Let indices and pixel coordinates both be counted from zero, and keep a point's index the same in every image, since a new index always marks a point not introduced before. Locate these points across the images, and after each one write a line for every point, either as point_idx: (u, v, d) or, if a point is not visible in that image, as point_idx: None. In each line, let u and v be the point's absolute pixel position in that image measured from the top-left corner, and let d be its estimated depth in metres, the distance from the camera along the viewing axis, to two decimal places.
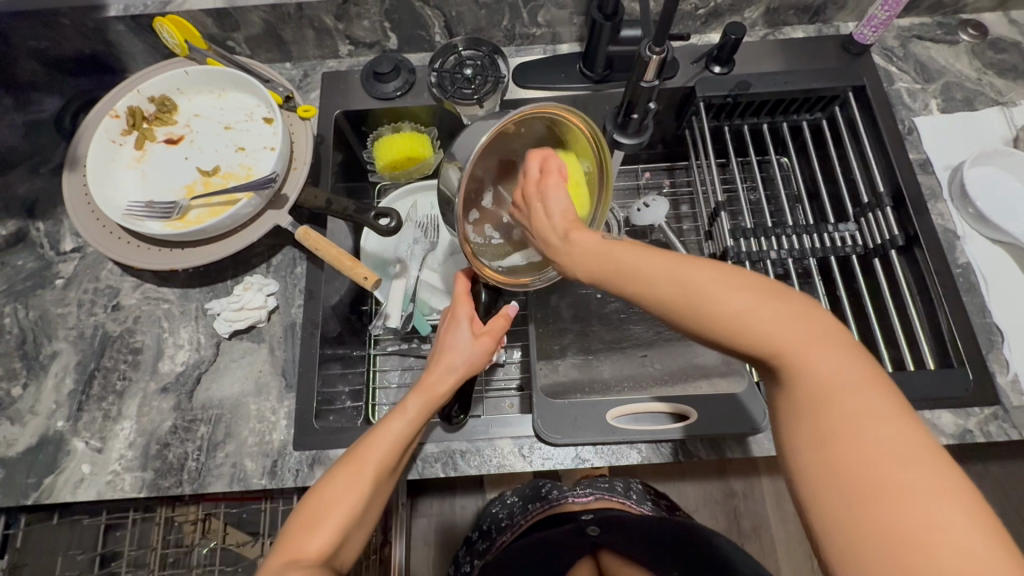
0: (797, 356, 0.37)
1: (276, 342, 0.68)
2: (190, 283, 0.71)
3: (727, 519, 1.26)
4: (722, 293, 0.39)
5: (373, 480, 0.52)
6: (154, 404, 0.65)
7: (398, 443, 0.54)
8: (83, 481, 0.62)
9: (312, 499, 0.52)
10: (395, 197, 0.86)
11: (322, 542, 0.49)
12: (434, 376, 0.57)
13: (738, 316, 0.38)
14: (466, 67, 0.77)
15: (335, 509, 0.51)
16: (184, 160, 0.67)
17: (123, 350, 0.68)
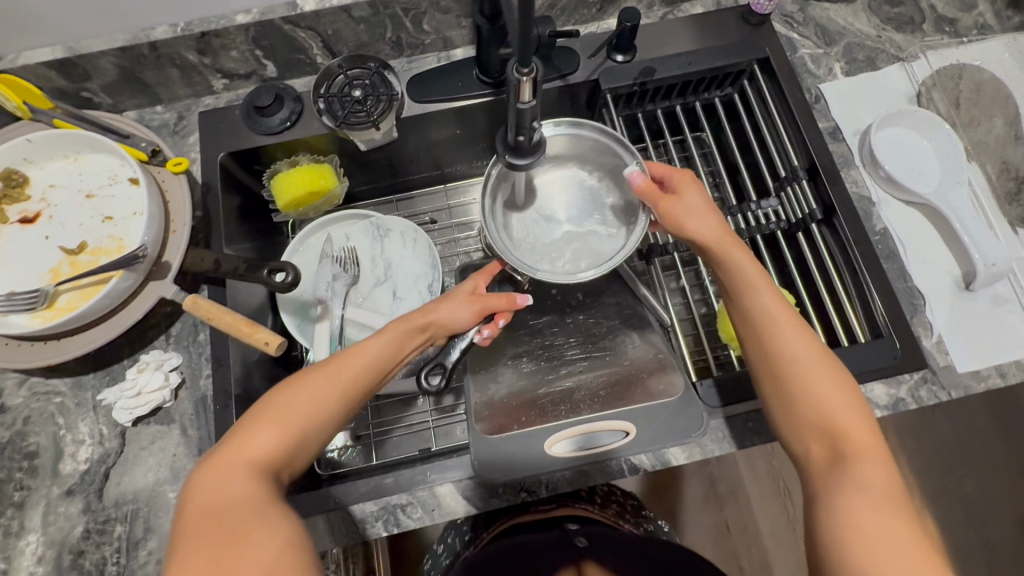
0: (844, 429, 0.49)
1: (188, 421, 0.63)
2: (81, 370, 0.64)
3: (702, 486, 1.29)
4: (824, 376, 0.51)
5: (337, 390, 0.51)
6: (60, 510, 0.60)
7: (372, 362, 0.54)
8: None
9: (276, 402, 0.49)
10: (308, 233, 0.82)
11: (272, 443, 0.47)
12: (422, 310, 0.60)
13: (814, 393, 0.50)
14: (356, 88, 0.71)
15: (286, 412, 0.48)
16: (45, 240, 0.59)
17: (16, 456, 0.61)
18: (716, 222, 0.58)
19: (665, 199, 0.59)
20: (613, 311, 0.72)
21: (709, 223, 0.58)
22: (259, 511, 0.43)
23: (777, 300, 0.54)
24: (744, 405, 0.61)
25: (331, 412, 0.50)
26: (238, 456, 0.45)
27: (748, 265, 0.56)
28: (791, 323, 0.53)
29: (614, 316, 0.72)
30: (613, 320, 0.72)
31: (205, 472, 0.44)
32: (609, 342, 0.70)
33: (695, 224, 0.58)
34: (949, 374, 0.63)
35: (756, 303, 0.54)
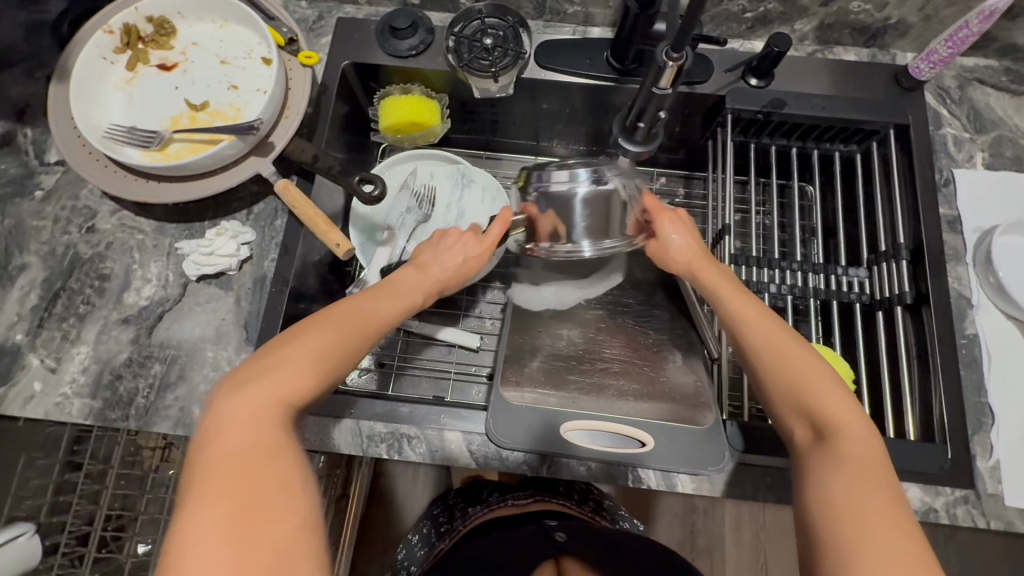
0: (820, 408, 0.49)
1: (244, 293, 0.66)
2: (166, 217, 0.69)
3: (685, 533, 1.25)
4: (791, 359, 0.51)
5: (343, 350, 0.50)
6: (113, 334, 0.65)
7: (387, 320, 0.54)
8: (33, 398, 0.62)
9: (279, 355, 0.47)
10: (395, 161, 0.84)
11: (293, 384, 0.46)
12: (429, 264, 0.61)
13: (793, 373, 0.50)
14: (488, 37, 0.73)
15: (297, 361, 0.47)
16: (174, 89, 0.64)
17: (91, 274, 0.67)
18: (694, 242, 0.61)
19: (658, 213, 0.61)
20: (664, 326, 0.71)
21: (688, 241, 0.61)
22: (285, 461, 0.42)
23: (743, 297, 0.56)
24: (768, 458, 0.58)
25: (328, 375, 0.49)
26: (266, 399, 0.44)
27: (723, 280, 0.58)
28: (759, 313, 0.54)
29: (664, 331, 0.71)
30: (663, 335, 0.70)
31: (236, 407, 0.44)
32: (651, 354, 0.69)
33: (666, 229, 0.61)
34: (994, 503, 0.59)
35: (733, 300, 0.56)
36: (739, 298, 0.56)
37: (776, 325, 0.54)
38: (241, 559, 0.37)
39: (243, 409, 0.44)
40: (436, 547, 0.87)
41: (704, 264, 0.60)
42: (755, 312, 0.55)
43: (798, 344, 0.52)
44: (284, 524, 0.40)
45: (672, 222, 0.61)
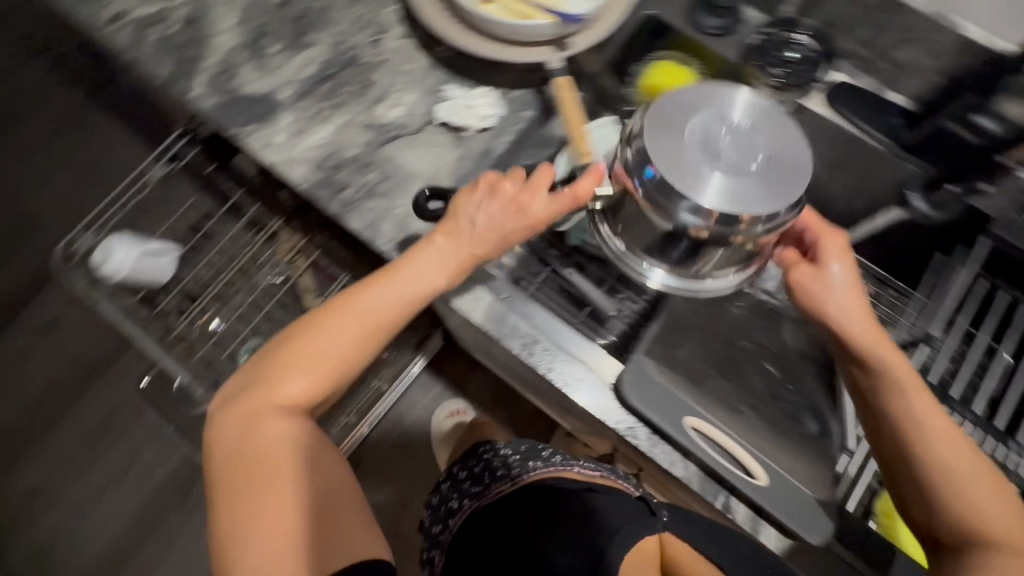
0: (980, 515, 0.52)
1: (468, 155, 0.71)
2: (439, 62, 0.75)
3: None
4: (953, 461, 0.53)
5: (357, 343, 0.60)
6: (353, 131, 0.72)
7: (399, 302, 0.60)
8: (272, 146, 0.71)
9: (259, 412, 0.60)
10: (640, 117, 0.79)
11: (298, 388, 0.60)
12: (463, 230, 0.60)
13: (953, 474, 0.53)
14: (792, 54, 0.74)
15: (293, 377, 0.60)
16: None
17: (360, 75, 0.74)
18: (873, 319, 0.57)
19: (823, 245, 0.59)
20: (809, 393, 0.68)
21: (850, 300, 0.57)
22: (282, 466, 0.59)
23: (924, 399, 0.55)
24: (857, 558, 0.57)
25: (351, 344, 0.60)
26: (301, 368, 0.60)
27: (851, 299, 0.58)
28: (918, 401, 0.55)
29: (806, 397, 0.68)
30: (800, 399, 0.68)
31: (231, 428, 0.60)
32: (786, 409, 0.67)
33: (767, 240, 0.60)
34: None
35: (909, 399, 0.55)
36: (907, 387, 0.55)
37: (952, 435, 0.54)
38: (275, 539, 0.55)
39: (234, 439, 0.60)
40: (489, 488, 0.82)
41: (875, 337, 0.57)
42: (900, 364, 0.56)
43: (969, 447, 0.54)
44: (295, 505, 0.57)
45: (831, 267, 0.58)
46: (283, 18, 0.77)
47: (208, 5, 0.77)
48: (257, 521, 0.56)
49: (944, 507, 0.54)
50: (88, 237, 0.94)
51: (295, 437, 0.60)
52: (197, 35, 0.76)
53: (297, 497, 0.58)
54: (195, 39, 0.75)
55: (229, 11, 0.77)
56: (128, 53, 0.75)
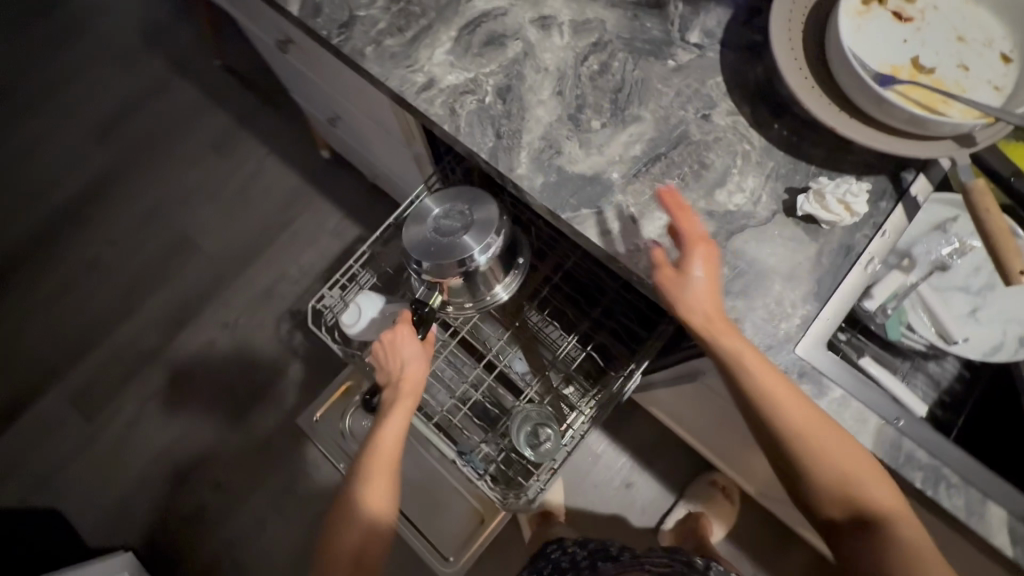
0: (859, 481, 0.57)
1: (828, 250, 0.64)
2: (778, 143, 0.69)
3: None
4: (846, 461, 0.57)
5: (341, 537, 0.77)
6: (695, 219, 0.66)
7: (370, 471, 0.79)
8: (609, 234, 0.66)
9: (336, 528, 0.78)
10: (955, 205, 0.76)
11: (344, 539, 0.76)
12: (407, 398, 0.82)
13: (850, 476, 0.57)
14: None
15: (341, 550, 0.76)
16: (902, 41, 0.61)
17: (693, 156, 0.69)
18: (709, 304, 0.60)
19: (716, 324, 0.59)
20: None
21: (704, 304, 0.60)
22: (343, 561, 0.76)
23: (792, 397, 0.57)
24: None
25: (352, 508, 0.78)
26: (356, 504, 0.78)
27: (742, 342, 0.58)
28: (800, 406, 0.57)
29: None
30: None
31: (337, 564, 0.75)
32: None
33: (692, 267, 0.60)
34: None
35: (787, 414, 0.57)
36: (813, 419, 0.57)
37: (801, 407, 0.57)
38: None
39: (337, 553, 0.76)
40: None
41: (779, 397, 0.57)
42: (776, 381, 0.58)
43: (815, 413, 0.57)
44: None
45: (728, 336, 0.59)
46: (601, 89, 0.72)
47: (520, 73, 0.73)
48: None
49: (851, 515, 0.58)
50: (332, 292, 0.95)
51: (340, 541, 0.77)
52: (515, 107, 0.72)
53: None
54: (512, 112, 0.72)
55: (544, 81, 0.73)
56: (444, 126, 0.72)
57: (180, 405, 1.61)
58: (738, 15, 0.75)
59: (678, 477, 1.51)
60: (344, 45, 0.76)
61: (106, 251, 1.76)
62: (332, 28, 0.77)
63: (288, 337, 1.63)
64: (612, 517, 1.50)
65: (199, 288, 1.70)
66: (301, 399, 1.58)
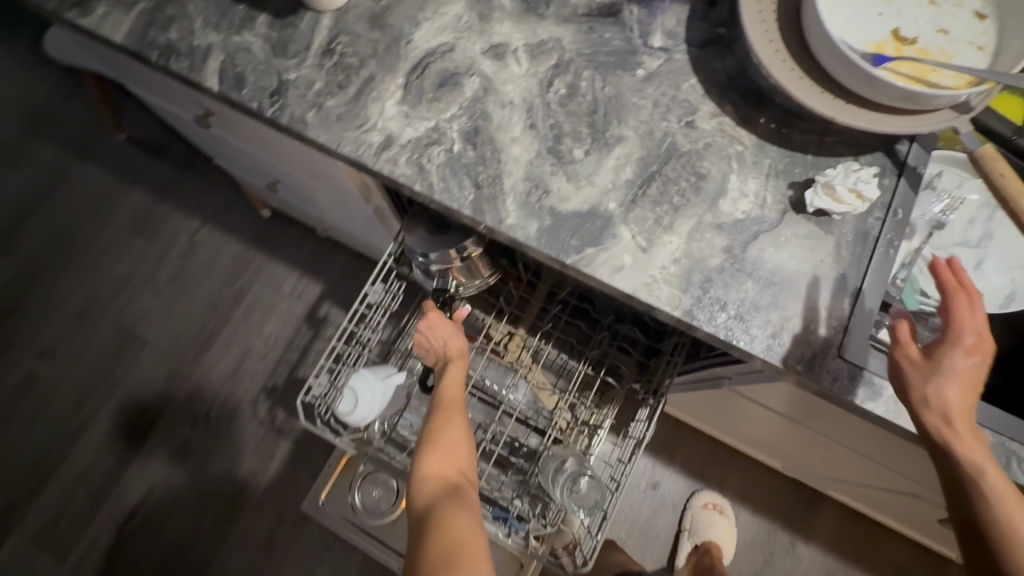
0: None
1: (845, 240, 0.62)
2: (769, 137, 0.66)
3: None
4: None
5: (435, 436, 0.74)
6: (707, 235, 0.62)
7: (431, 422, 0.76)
8: (622, 270, 0.61)
9: (436, 431, 0.75)
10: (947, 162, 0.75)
11: (431, 460, 0.72)
12: (456, 374, 0.81)
13: None
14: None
15: (447, 439, 0.74)
16: (878, 15, 0.59)
17: (688, 169, 0.65)
18: (963, 405, 0.50)
19: (957, 428, 0.49)
20: None
21: (957, 397, 0.50)
22: (438, 455, 0.72)
23: (998, 475, 0.49)
24: None
25: (433, 430, 0.75)
26: (455, 414, 0.77)
27: (988, 456, 0.49)
28: (1001, 481, 0.49)
29: None
30: None
31: (432, 464, 0.71)
32: None
33: (948, 357, 0.51)
34: None
35: (985, 478, 0.49)
36: (1008, 498, 0.49)
37: (999, 481, 0.49)
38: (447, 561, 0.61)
39: (442, 444, 0.73)
40: None
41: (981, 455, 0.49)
42: (1011, 497, 0.49)
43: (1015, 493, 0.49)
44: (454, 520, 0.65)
45: (957, 416, 0.50)
46: (576, 114, 0.67)
47: (485, 112, 0.67)
48: (431, 516, 0.66)
49: None
50: (320, 379, 0.86)
51: (426, 462, 0.72)
52: (488, 150, 0.65)
53: (443, 504, 0.67)
54: (487, 156, 0.65)
55: (513, 116, 0.67)
56: (416, 186, 0.64)
57: (164, 519, 1.45)
58: (695, 10, 0.71)
59: (701, 465, 1.50)
60: (280, 115, 0.67)
61: (38, 369, 1.57)
62: (262, 98, 0.68)
63: (269, 417, 1.51)
64: (646, 522, 1.48)
65: (157, 386, 1.54)
66: (299, 481, 1.46)
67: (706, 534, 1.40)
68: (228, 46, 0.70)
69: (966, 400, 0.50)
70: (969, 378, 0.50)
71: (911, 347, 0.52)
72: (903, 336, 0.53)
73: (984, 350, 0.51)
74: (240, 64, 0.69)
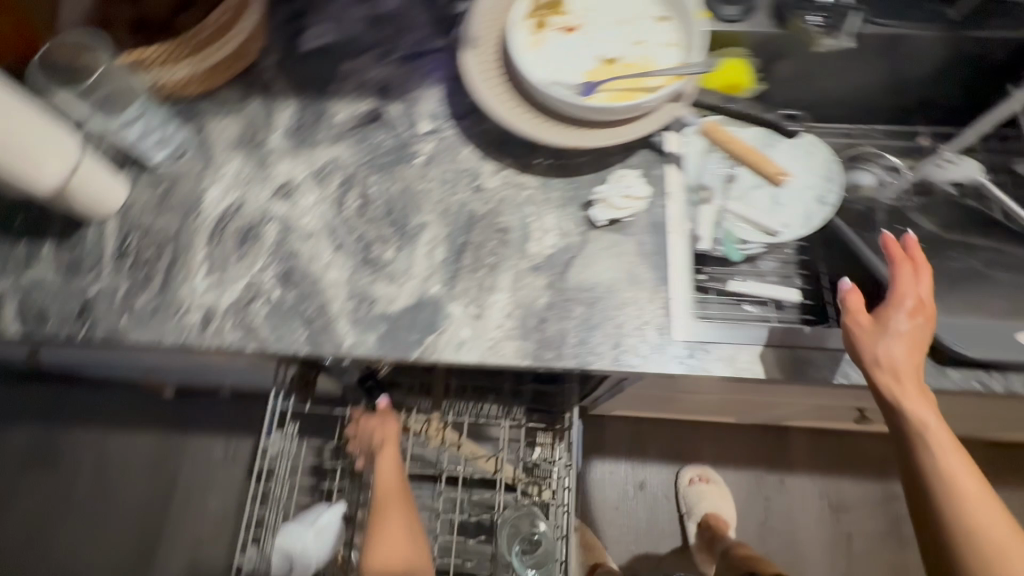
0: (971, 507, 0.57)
1: (644, 236, 0.68)
2: (549, 173, 0.72)
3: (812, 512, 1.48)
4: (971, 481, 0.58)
5: (381, 528, 0.78)
6: (528, 280, 0.66)
7: (377, 511, 0.80)
8: (465, 343, 0.64)
9: (381, 523, 0.79)
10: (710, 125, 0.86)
11: (379, 552, 0.77)
12: (394, 462, 0.84)
13: (967, 499, 0.57)
14: (815, 15, 0.78)
15: (392, 530, 0.78)
16: (581, 48, 0.67)
17: (491, 228, 0.69)
18: (907, 361, 0.60)
19: (903, 380, 0.60)
20: None
21: (901, 354, 0.60)
22: (387, 545, 0.77)
23: (940, 423, 0.59)
24: None
25: (378, 521, 0.79)
26: (399, 502, 0.81)
27: (929, 406, 0.59)
28: (942, 426, 0.59)
29: None
30: None
31: (380, 554, 0.76)
32: None
33: (894, 321, 0.61)
34: None
35: (928, 424, 0.59)
36: (946, 442, 0.58)
37: (938, 428, 0.59)
38: None
39: (387, 536, 0.78)
40: None
41: (925, 401, 0.59)
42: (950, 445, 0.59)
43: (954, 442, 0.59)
44: None
45: (901, 370, 0.60)
46: (375, 220, 0.70)
47: (292, 251, 0.69)
48: None
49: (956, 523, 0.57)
50: (246, 554, 0.82)
51: (375, 554, 0.77)
52: (307, 286, 0.67)
53: None
54: (307, 291, 0.67)
55: (319, 244, 0.69)
56: (250, 347, 0.65)
57: None
58: (448, 88, 0.78)
59: (676, 446, 1.53)
60: (94, 334, 0.66)
61: None
62: (70, 324, 0.67)
63: None
64: (649, 524, 1.49)
65: None
66: None
67: (702, 509, 1.41)
68: (22, 288, 0.69)
69: (911, 357, 0.60)
70: (913, 339, 0.61)
71: (862, 312, 0.63)
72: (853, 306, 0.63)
73: (927, 314, 0.62)
74: (38, 300, 0.68)
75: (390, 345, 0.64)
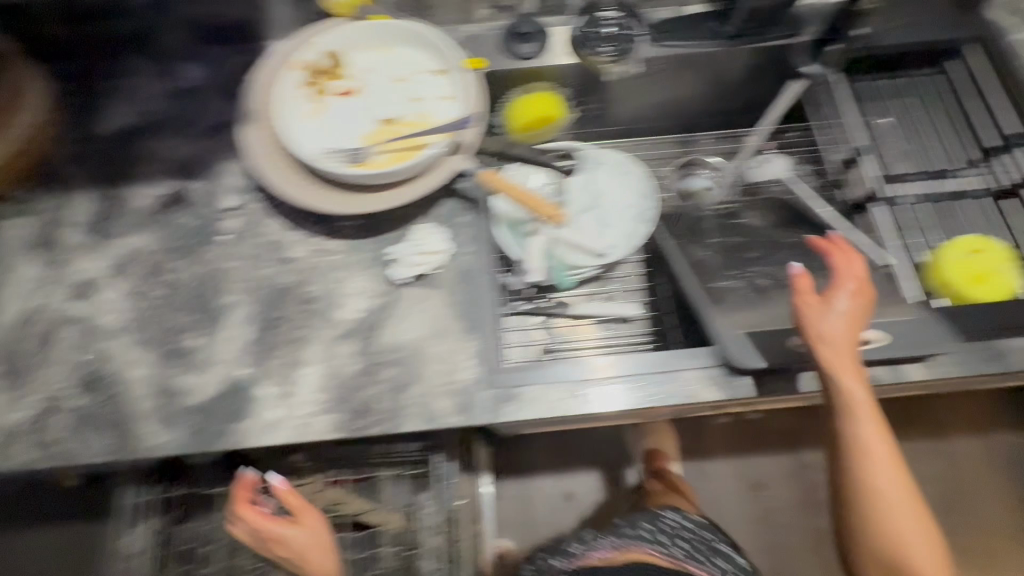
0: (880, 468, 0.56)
1: (451, 287, 0.69)
2: (355, 235, 0.72)
3: None
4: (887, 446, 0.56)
5: None
6: (338, 349, 0.66)
7: None
8: (275, 424, 0.63)
9: None
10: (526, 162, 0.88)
11: None
12: None
13: (882, 464, 0.56)
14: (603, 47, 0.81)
15: None
16: (360, 111, 0.68)
17: (299, 300, 0.69)
18: (847, 339, 0.57)
19: (842, 356, 0.57)
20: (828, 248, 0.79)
21: (843, 332, 0.57)
22: None
23: (868, 396, 0.57)
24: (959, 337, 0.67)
25: None
26: None
27: (861, 381, 0.57)
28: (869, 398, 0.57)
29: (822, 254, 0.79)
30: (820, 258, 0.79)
31: None
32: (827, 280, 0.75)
33: (838, 301, 0.58)
34: None
35: (856, 395, 0.56)
36: (870, 410, 0.56)
37: (862, 397, 0.56)
38: None
39: None
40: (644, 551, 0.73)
41: (858, 374, 0.57)
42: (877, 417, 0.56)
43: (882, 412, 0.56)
44: None
45: (838, 345, 0.57)
46: (181, 307, 0.69)
47: (95, 352, 0.67)
48: None
49: (867, 485, 0.56)
50: None
51: None
52: (109, 388, 0.65)
53: None
54: (111, 393, 0.65)
55: (123, 342, 0.68)
56: (53, 462, 0.63)
57: None
58: None
59: None
60: None
61: None
62: None
63: None
64: None
65: None
66: None
67: None
68: None
69: (850, 333, 0.58)
70: (852, 315, 0.58)
71: (809, 290, 0.60)
72: (801, 284, 0.60)
73: (869, 292, 0.60)
74: None
75: (200, 438, 0.63)
